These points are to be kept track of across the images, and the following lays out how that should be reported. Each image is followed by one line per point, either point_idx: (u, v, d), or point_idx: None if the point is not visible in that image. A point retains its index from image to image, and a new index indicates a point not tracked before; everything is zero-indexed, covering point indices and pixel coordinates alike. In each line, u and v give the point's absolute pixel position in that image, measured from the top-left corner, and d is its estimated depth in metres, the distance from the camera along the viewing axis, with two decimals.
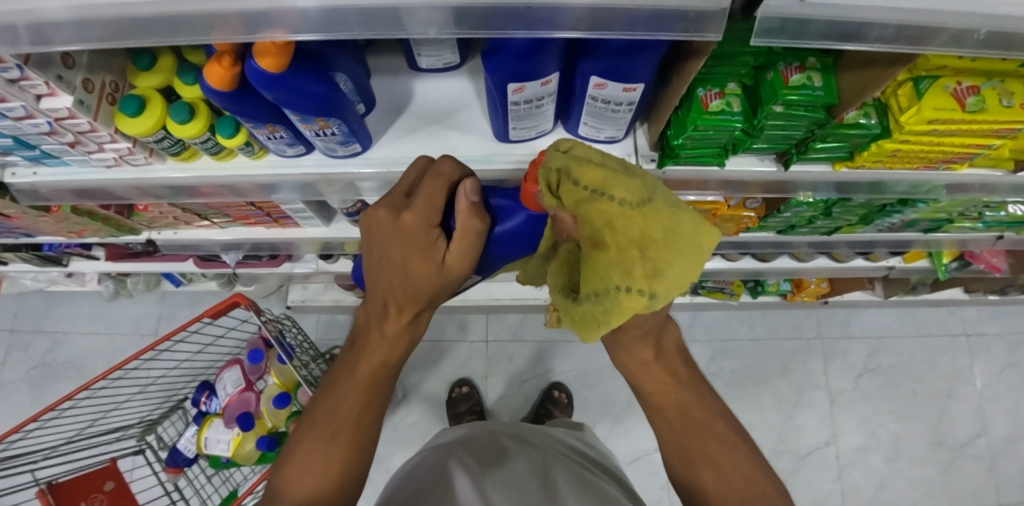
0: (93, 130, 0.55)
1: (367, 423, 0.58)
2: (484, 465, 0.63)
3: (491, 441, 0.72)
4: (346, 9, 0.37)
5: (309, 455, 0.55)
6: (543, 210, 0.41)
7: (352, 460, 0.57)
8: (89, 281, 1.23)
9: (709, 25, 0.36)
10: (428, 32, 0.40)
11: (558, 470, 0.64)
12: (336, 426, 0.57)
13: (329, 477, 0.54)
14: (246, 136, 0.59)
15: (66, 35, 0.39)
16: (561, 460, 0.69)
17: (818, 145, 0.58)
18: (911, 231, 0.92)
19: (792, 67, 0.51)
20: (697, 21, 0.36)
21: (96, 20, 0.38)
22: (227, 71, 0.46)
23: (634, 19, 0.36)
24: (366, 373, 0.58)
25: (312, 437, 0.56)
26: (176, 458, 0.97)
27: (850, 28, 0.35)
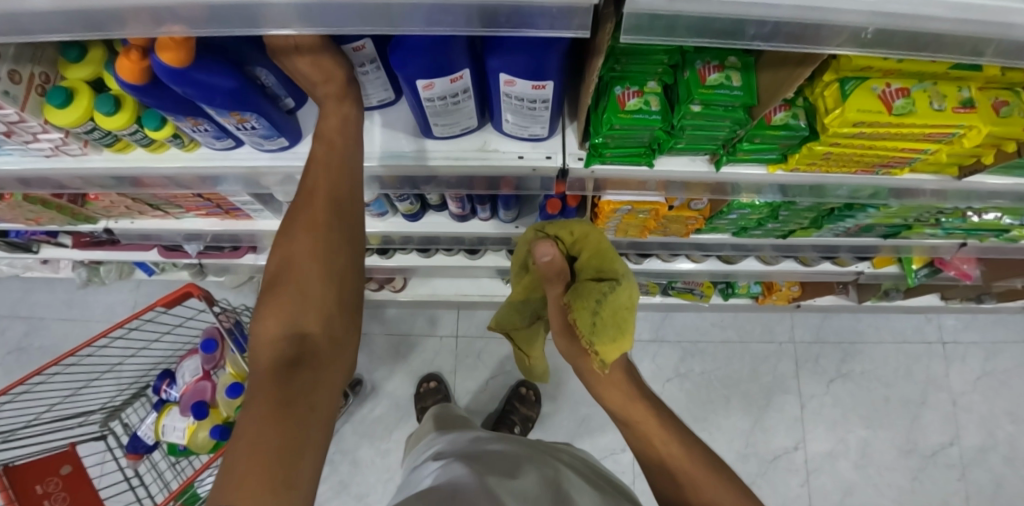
0: (22, 121, 0.55)
1: (339, 225, 0.44)
2: (507, 483, 0.50)
3: (510, 450, 0.60)
4: (225, 8, 0.37)
5: (278, 300, 0.41)
6: (545, 249, 0.52)
7: (331, 274, 0.43)
8: (62, 268, 1.25)
9: (575, 21, 0.36)
10: (312, 29, 0.39)
11: (571, 483, 0.56)
12: (294, 252, 0.42)
13: (309, 303, 0.41)
14: (174, 129, 0.59)
15: None
16: (584, 486, 0.57)
17: (745, 146, 0.57)
18: (870, 236, 0.91)
19: (710, 66, 0.50)
20: (560, 18, 0.36)
21: None
22: (136, 65, 0.46)
23: (495, 15, 0.36)
24: (319, 180, 0.46)
25: (276, 278, 0.42)
26: (136, 444, 0.99)
27: (728, 24, 0.35)
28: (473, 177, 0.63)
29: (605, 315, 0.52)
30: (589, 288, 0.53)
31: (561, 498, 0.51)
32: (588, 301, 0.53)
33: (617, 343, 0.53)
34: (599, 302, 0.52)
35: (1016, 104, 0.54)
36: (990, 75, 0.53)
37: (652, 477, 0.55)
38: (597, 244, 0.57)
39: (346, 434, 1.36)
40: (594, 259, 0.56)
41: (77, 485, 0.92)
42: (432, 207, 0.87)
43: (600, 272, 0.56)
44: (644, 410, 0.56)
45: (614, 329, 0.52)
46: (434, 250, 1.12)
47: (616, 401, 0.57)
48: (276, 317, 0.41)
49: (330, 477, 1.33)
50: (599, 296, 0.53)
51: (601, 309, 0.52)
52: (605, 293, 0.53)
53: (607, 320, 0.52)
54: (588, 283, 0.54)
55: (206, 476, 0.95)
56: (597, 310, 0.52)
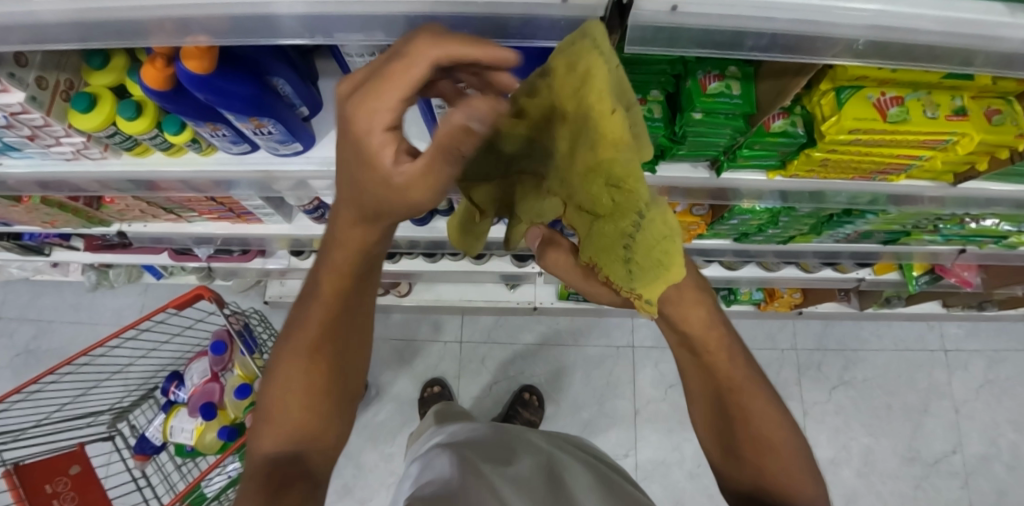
0: (47, 125, 0.57)
1: (349, 347, 0.45)
2: (502, 471, 0.51)
3: (507, 439, 0.62)
4: (251, 19, 0.39)
5: (283, 419, 0.43)
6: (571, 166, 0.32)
7: (336, 401, 0.45)
8: (73, 271, 1.27)
9: None
10: (334, 39, 0.41)
11: (566, 466, 0.57)
12: (303, 373, 0.43)
13: (313, 431, 0.44)
14: (193, 134, 0.61)
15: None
16: (580, 468, 0.58)
17: (745, 153, 0.59)
18: (869, 242, 0.92)
19: (711, 76, 0.52)
20: (570, 30, 0.38)
21: (12, 25, 0.40)
22: (161, 73, 0.49)
23: (506, 28, 0.38)
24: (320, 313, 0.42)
25: (275, 382, 0.44)
26: (143, 445, 0.99)
27: (727, 36, 0.36)
28: None
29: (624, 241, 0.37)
30: (619, 223, 0.37)
31: (556, 479, 0.53)
32: (611, 230, 0.38)
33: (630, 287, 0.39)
34: (622, 218, 0.36)
35: (1008, 113, 0.56)
36: (983, 85, 0.55)
37: (698, 410, 0.52)
38: (611, 131, 0.31)
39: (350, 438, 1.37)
40: (595, 161, 0.34)
41: (85, 485, 0.92)
42: (438, 212, 0.89)
43: (609, 176, 0.34)
44: (721, 343, 0.47)
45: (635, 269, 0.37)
46: (439, 255, 1.13)
47: (693, 327, 0.46)
48: (277, 433, 0.43)
49: (334, 480, 1.34)
50: (619, 218, 0.36)
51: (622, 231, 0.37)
52: (618, 205, 0.35)
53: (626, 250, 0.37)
54: (614, 196, 0.35)
55: (212, 477, 0.96)
56: (624, 236, 0.37)
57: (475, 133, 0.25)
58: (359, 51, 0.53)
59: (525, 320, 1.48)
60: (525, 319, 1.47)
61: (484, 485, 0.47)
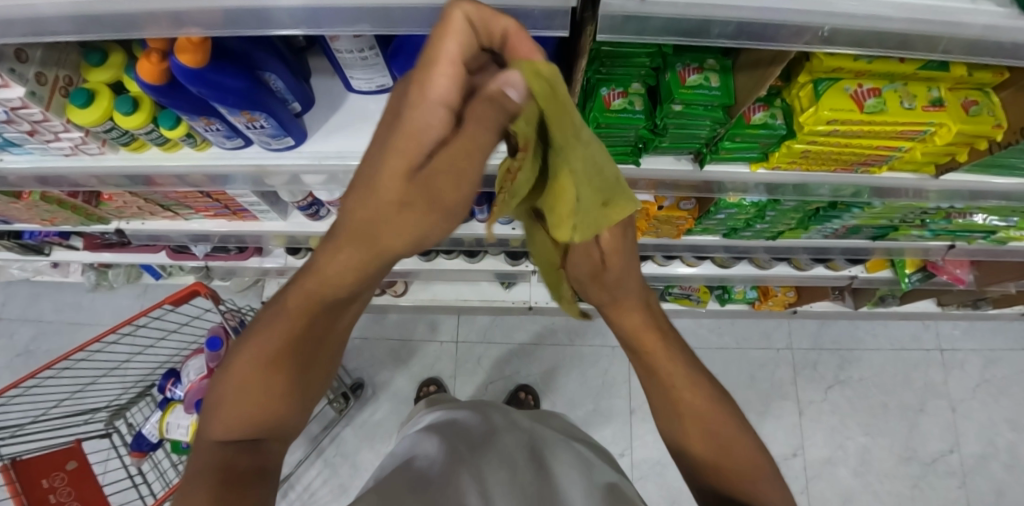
0: (46, 120, 0.59)
1: (315, 356, 0.44)
2: (482, 456, 0.51)
3: (491, 423, 0.62)
4: (239, 12, 0.41)
5: (233, 413, 0.40)
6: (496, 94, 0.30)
7: (300, 398, 0.44)
8: (73, 271, 1.29)
9: (556, 22, 0.38)
10: (318, 29, 0.42)
11: (550, 449, 0.58)
12: (258, 372, 0.41)
13: (275, 421, 0.42)
14: (187, 128, 0.63)
15: None
16: (562, 450, 0.59)
17: (726, 145, 0.60)
18: (858, 238, 0.93)
19: (689, 68, 0.53)
20: (544, 20, 0.38)
21: (10, 19, 0.41)
22: (156, 67, 0.50)
23: None
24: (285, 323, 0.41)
25: (233, 375, 0.42)
26: (140, 442, 1.00)
27: (694, 24, 0.38)
28: None
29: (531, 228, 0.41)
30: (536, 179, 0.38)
31: (540, 461, 0.54)
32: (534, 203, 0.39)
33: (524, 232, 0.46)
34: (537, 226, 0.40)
35: (985, 104, 0.57)
36: (959, 76, 0.56)
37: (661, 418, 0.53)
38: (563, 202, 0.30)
39: (346, 438, 1.37)
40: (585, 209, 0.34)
41: (82, 481, 0.92)
42: None
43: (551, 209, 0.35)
44: (667, 351, 0.51)
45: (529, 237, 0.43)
46: (434, 254, 1.15)
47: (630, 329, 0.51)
48: (229, 421, 0.40)
49: (330, 480, 1.34)
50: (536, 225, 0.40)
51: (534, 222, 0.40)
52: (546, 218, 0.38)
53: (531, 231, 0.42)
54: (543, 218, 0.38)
55: None
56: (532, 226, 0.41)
57: (508, 90, 0.22)
58: (349, 47, 0.54)
59: (521, 320, 1.48)
60: (521, 319, 1.48)
61: (470, 472, 0.47)
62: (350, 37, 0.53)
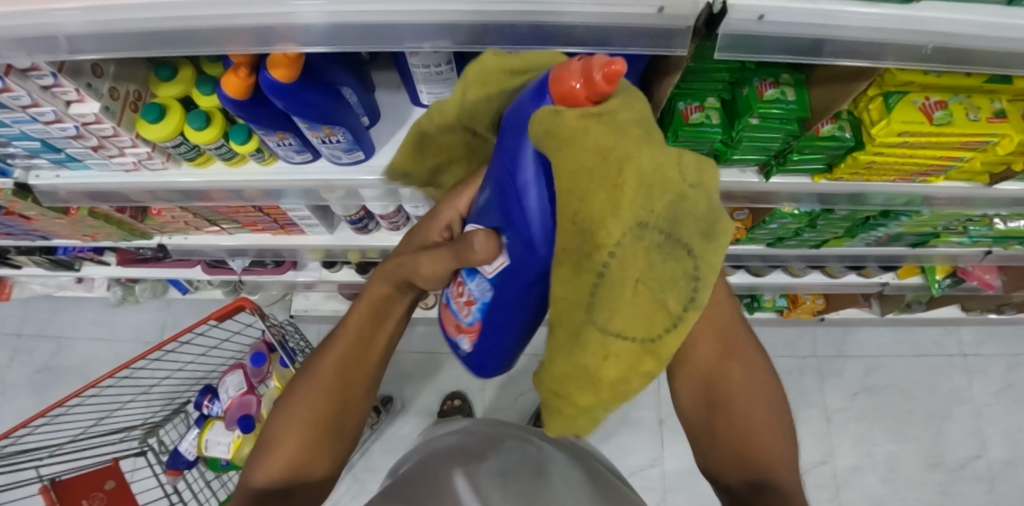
0: (116, 135, 0.59)
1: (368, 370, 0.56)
2: (484, 469, 0.67)
3: (494, 433, 0.80)
4: (344, 26, 0.41)
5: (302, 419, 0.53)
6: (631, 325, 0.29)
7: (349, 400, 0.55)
8: (99, 287, 1.28)
9: (676, 41, 0.39)
10: (422, 47, 0.42)
11: (550, 458, 0.73)
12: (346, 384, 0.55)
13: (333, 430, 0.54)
14: (257, 143, 0.62)
15: (99, 46, 0.42)
16: (564, 461, 0.73)
17: (795, 157, 0.61)
18: (898, 245, 0.94)
19: (766, 83, 0.55)
20: (665, 38, 0.39)
21: (124, 30, 0.41)
22: (243, 81, 0.50)
23: (607, 39, 0.39)
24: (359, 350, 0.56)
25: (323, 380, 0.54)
26: (177, 460, 0.98)
27: (807, 43, 0.40)
28: None
29: (682, 210, 0.25)
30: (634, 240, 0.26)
31: (537, 466, 0.69)
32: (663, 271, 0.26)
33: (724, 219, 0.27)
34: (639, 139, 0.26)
35: None
36: (1020, 88, 0.58)
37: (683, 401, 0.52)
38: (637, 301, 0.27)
39: (374, 452, 1.35)
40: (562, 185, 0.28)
41: (120, 501, 0.91)
42: None
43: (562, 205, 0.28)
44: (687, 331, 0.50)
45: (711, 218, 0.26)
46: None
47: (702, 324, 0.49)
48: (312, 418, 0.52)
49: (358, 496, 1.32)
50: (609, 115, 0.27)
51: (670, 211, 0.25)
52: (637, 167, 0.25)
53: (696, 219, 0.26)
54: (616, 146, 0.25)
55: None
56: (677, 198, 0.25)
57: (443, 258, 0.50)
58: (432, 58, 0.55)
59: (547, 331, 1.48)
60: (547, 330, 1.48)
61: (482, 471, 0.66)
62: (429, 53, 0.54)
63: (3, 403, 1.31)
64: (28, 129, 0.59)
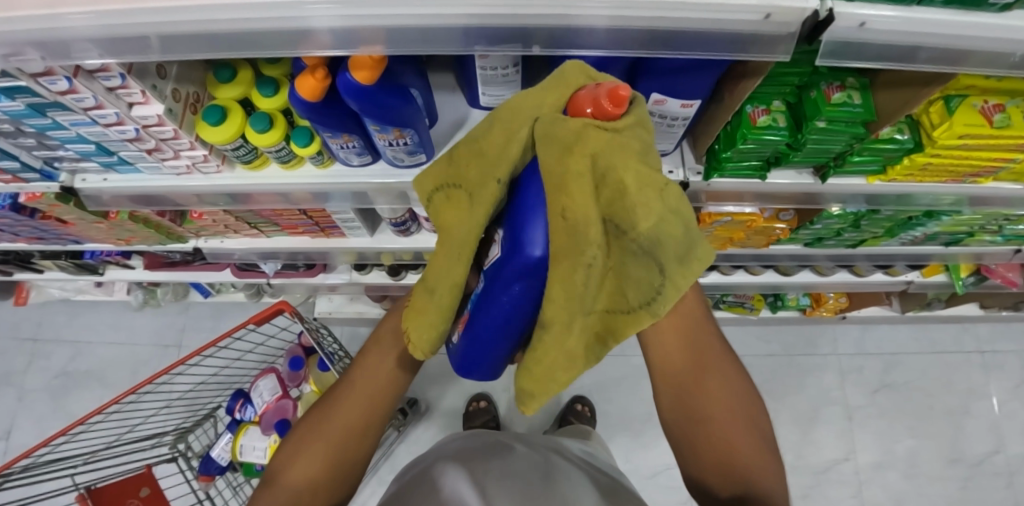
0: (176, 137, 0.58)
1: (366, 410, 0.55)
2: (487, 471, 0.60)
3: (491, 436, 0.73)
4: (437, 28, 0.40)
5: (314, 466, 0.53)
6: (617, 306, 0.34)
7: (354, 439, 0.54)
8: (119, 291, 1.26)
9: (779, 47, 0.40)
10: (526, 51, 0.42)
11: (557, 463, 0.66)
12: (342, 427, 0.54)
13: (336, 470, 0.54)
14: (319, 146, 0.62)
15: (195, 47, 0.41)
16: (571, 468, 0.66)
17: (854, 159, 0.62)
18: (932, 244, 0.95)
19: (833, 86, 0.55)
20: (768, 44, 0.40)
21: (221, 32, 0.40)
22: (319, 83, 0.49)
23: (713, 41, 0.40)
24: (357, 388, 0.55)
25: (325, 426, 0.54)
26: (209, 466, 0.96)
27: (901, 50, 0.40)
28: None
29: (663, 232, 0.28)
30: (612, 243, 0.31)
31: (545, 473, 0.62)
32: (635, 274, 0.31)
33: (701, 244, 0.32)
34: (630, 159, 0.28)
35: None
36: None
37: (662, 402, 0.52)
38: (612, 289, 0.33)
39: (399, 455, 1.35)
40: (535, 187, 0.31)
41: None
42: None
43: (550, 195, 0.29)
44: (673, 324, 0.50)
45: (685, 245, 0.30)
46: None
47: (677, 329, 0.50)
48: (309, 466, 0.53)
49: None
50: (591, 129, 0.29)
51: (652, 234, 0.27)
52: (622, 189, 0.28)
53: (675, 240, 0.29)
54: (608, 163, 0.28)
55: None
56: (661, 221, 0.28)
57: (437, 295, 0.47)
58: (501, 62, 0.55)
59: None
60: None
61: (480, 473, 0.59)
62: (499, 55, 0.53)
63: (22, 409, 1.28)
64: (85, 131, 0.57)
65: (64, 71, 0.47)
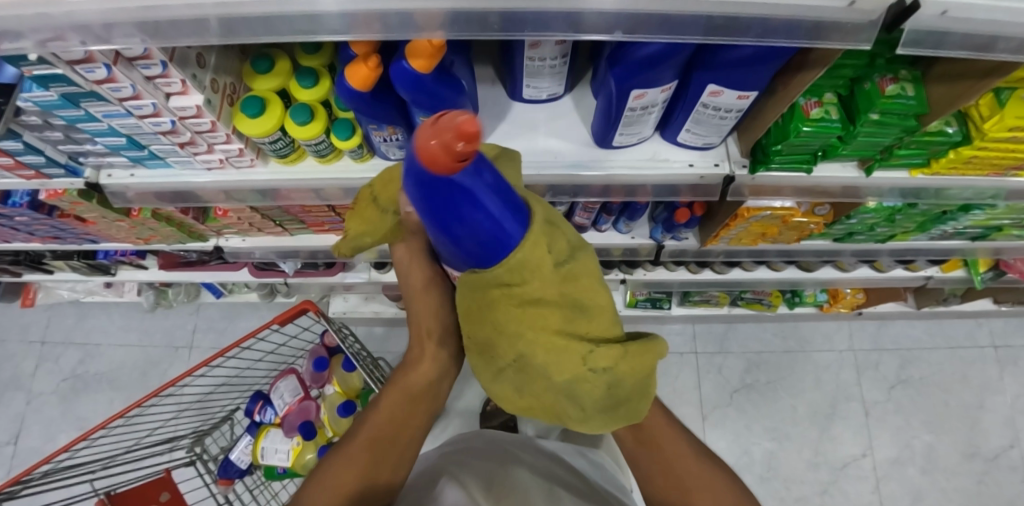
0: (212, 130, 0.57)
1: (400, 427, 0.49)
2: (488, 479, 0.56)
3: (504, 444, 0.69)
4: (503, 12, 0.38)
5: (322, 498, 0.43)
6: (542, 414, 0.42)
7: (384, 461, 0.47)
8: (129, 292, 1.22)
9: (862, 35, 0.39)
10: (609, 35, 0.40)
11: (565, 485, 0.61)
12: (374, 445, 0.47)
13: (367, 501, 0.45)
14: (360, 139, 0.61)
15: (256, 31, 0.39)
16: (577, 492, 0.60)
17: (900, 152, 0.62)
18: (959, 239, 0.96)
19: (887, 79, 0.54)
20: (852, 32, 0.39)
21: (284, 15, 0.38)
22: (372, 72, 0.47)
23: (797, 29, 0.38)
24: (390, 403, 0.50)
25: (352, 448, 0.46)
26: (228, 469, 0.94)
27: (979, 40, 0.39)
28: (638, 186, 0.66)
29: (579, 389, 0.36)
30: (536, 377, 0.39)
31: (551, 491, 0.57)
32: (558, 408, 0.39)
33: (639, 401, 0.39)
34: (559, 324, 0.36)
35: None
36: None
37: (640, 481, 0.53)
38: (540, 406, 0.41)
39: None
40: (471, 309, 0.38)
41: None
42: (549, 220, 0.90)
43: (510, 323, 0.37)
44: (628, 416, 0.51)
45: (609, 403, 0.38)
46: None
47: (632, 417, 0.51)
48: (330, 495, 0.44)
49: None
50: (542, 291, 0.34)
51: (563, 384, 0.37)
52: (544, 345, 0.36)
53: (596, 394, 0.37)
54: (530, 335, 0.36)
55: None
56: (576, 379, 0.36)
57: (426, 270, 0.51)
58: (552, 53, 0.54)
59: None
60: None
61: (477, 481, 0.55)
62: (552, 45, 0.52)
63: (31, 414, 1.25)
64: (117, 123, 0.55)
65: (103, 57, 0.44)
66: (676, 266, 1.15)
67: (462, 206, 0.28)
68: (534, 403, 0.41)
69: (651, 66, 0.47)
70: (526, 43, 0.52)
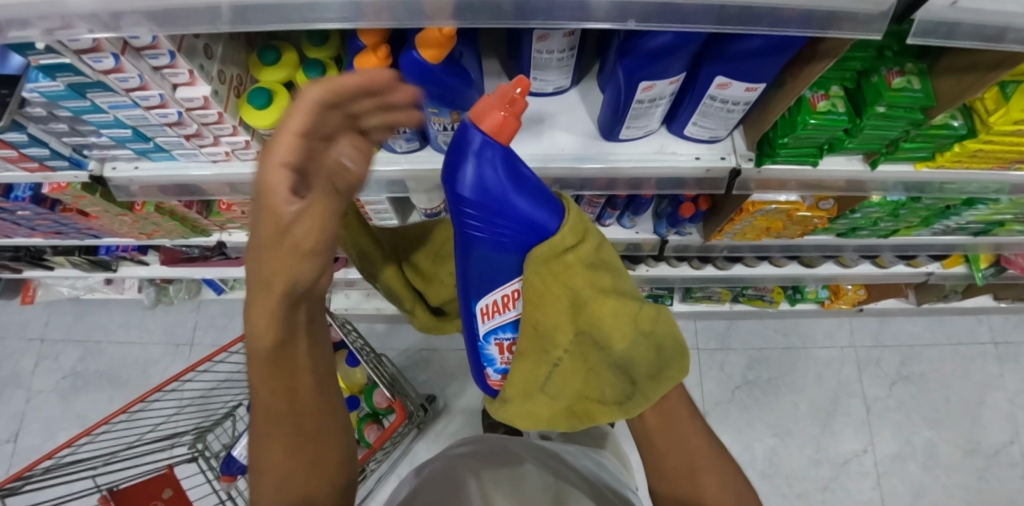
0: (219, 121, 0.56)
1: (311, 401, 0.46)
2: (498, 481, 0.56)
3: (509, 441, 0.69)
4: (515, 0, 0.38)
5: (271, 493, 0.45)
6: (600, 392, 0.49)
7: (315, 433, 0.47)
8: (131, 289, 1.28)
9: (874, 26, 0.39)
10: (621, 24, 0.39)
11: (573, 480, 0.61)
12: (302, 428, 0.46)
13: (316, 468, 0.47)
14: None
15: (268, 19, 0.39)
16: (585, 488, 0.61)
17: (906, 145, 0.62)
18: (962, 234, 0.96)
19: (893, 72, 0.54)
20: (865, 22, 0.39)
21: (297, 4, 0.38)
22: (382, 62, 0.47)
23: (810, 17, 0.38)
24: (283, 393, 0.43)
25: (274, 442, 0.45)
26: (230, 465, 0.93)
27: (990, 31, 0.39)
28: (644, 179, 0.66)
29: (631, 357, 0.44)
30: (587, 351, 0.47)
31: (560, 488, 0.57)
32: (610, 379, 0.48)
33: (676, 363, 0.46)
34: (607, 296, 0.43)
35: None
36: None
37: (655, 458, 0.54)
38: (591, 382, 0.49)
39: (419, 452, 1.33)
40: (533, 296, 0.44)
41: None
42: None
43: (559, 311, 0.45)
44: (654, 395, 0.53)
45: (655, 367, 0.46)
46: None
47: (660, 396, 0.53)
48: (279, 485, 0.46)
49: None
50: (591, 257, 0.43)
51: (619, 357, 0.44)
52: (600, 319, 0.43)
53: (644, 361, 0.45)
54: (595, 297, 0.42)
55: None
56: (631, 345, 0.43)
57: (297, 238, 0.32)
58: (559, 46, 0.54)
59: None
60: None
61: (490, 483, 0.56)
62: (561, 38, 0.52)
63: (31, 411, 1.25)
64: (122, 114, 0.55)
65: (111, 47, 0.43)
66: (679, 262, 1.15)
67: (515, 159, 0.41)
68: (587, 382, 0.50)
69: (661, 58, 0.47)
70: (534, 35, 0.52)
